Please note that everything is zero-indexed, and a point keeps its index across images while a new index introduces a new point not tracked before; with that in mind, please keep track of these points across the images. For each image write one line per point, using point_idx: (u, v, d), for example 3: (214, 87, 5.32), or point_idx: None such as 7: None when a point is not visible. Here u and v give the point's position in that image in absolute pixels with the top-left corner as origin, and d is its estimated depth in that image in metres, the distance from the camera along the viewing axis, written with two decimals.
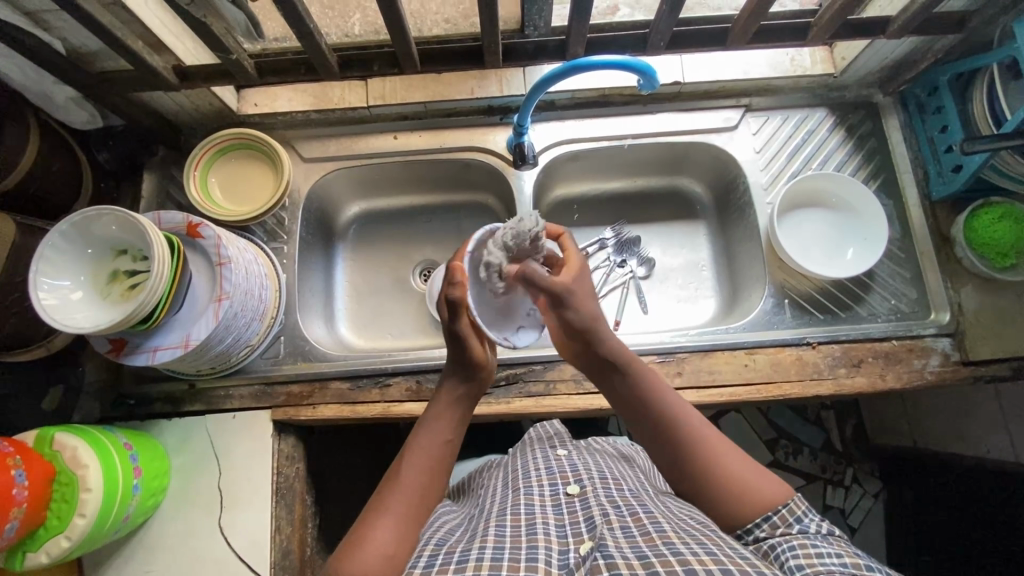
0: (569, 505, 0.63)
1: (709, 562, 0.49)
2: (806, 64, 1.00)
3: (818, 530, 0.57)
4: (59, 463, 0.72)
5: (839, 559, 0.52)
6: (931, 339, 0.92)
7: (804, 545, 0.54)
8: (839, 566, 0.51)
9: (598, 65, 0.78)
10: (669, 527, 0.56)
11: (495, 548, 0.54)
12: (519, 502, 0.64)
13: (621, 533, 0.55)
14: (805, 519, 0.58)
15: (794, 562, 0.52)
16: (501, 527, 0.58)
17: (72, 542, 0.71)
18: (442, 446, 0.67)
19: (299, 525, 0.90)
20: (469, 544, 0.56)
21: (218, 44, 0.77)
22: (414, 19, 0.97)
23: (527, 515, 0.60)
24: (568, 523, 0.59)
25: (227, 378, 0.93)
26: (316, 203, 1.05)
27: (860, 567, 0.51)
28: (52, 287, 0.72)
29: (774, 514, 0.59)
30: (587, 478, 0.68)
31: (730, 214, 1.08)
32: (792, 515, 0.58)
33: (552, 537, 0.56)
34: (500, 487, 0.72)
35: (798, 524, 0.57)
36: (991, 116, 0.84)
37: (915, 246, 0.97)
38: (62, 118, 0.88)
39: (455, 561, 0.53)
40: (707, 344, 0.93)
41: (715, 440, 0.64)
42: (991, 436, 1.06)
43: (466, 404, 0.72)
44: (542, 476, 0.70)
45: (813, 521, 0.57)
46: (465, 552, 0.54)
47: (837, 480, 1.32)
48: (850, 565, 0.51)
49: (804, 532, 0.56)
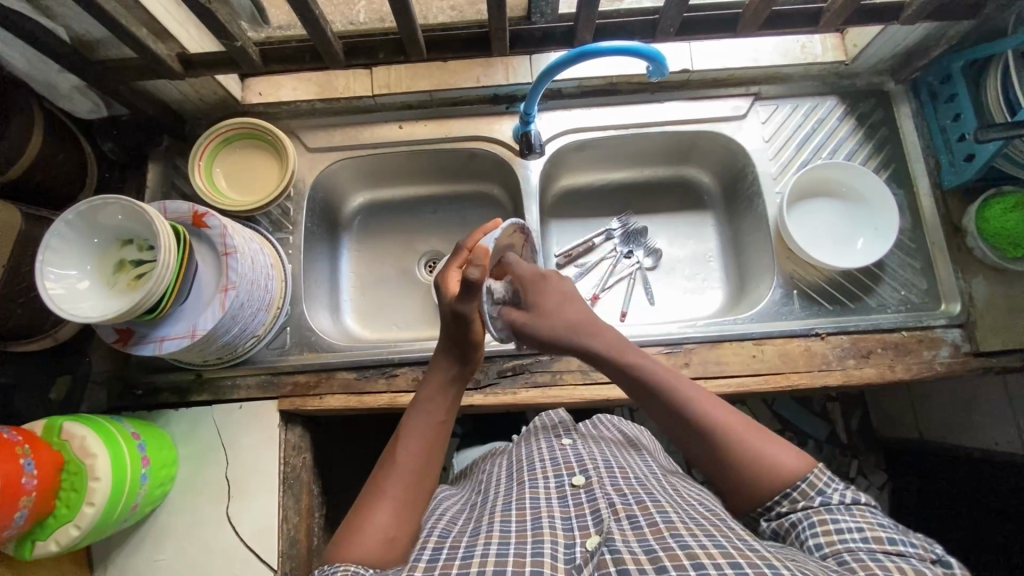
0: (574, 496, 0.62)
1: (717, 556, 0.48)
2: (817, 52, 0.98)
3: (841, 501, 0.56)
4: (68, 453, 0.72)
5: (859, 534, 0.53)
6: (941, 329, 0.92)
7: (824, 523, 0.55)
8: (861, 543, 0.52)
9: (606, 52, 0.77)
10: (676, 517, 0.56)
11: (500, 544, 0.54)
12: (524, 496, 0.63)
13: (628, 523, 0.55)
14: (828, 491, 0.57)
15: (815, 541, 0.54)
16: (507, 524, 0.57)
17: (82, 531, 0.71)
18: (434, 428, 0.68)
19: (306, 515, 0.92)
20: (473, 539, 0.56)
21: (222, 31, 0.76)
22: (418, 7, 0.96)
23: (533, 509, 0.60)
24: (574, 515, 0.59)
25: (233, 368, 0.93)
26: (321, 193, 1.04)
27: (882, 541, 0.52)
28: (58, 277, 0.72)
29: (793, 490, 0.58)
30: (592, 468, 0.67)
31: (738, 204, 1.07)
32: (813, 488, 0.57)
33: (558, 530, 0.56)
34: (504, 478, 0.72)
35: (820, 496, 0.57)
36: (1004, 104, 0.83)
37: (926, 236, 0.96)
38: (66, 108, 0.87)
39: (460, 557, 0.53)
40: (715, 335, 0.92)
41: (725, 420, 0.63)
42: (999, 428, 1.05)
43: (455, 390, 0.72)
44: (547, 466, 0.69)
45: (836, 491, 0.57)
46: (470, 548, 0.54)
47: (842, 471, 1.32)
48: (871, 540, 0.52)
49: (827, 505, 0.56)
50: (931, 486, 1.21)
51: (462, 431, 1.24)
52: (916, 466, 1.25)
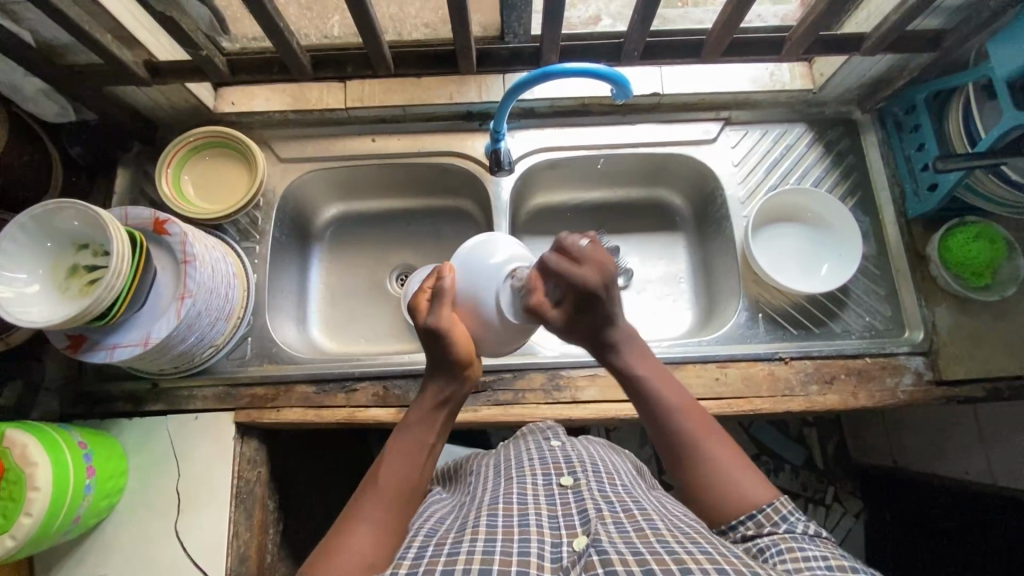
0: (562, 495, 0.62)
1: (704, 561, 0.48)
2: (785, 80, 1.00)
3: (805, 531, 0.58)
4: (9, 461, 0.70)
5: (824, 562, 0.53)
6: (904, 357, 0.92)
7: (791, 549, 0.55)
8: (825, 569, 0.52)
9: (569, 73, 0.77)
10: (662, 525, 0.55)
11: (486, 541, 0.52)
12: (513, 490, 0.63)
13: (615, 528, 0.54)
14: (792, 518, 0.59)
15: (783, 566, 0.54)
16: (494, 517, 0.57)
17: (17, 542, 0.69)
18: (421, 451, 0.66)
19: (259, 531, 0.88)
20: (459, 535, 0.55)
21: (186, 40, 0.76)
22: (392, 22, 0.95)
23: (520, 504, 0.59)
24: (562, 514, 0.58)
25: (191, 378, 0.91)
26: (291, 204, 1.04)
27: (845, 569, 0.52)
28: (8, 280, 0.71)
29: (758, 513, 0.61)
30: (581, 471, 0.67)
31: (709, 227, 1.07)
32: (778, 514, 0.60)
33: (544, 529, 0.55)
34: (492, 475, 0.71)
35: (784, 523, 0.59)
36: (966, 135, 0.84)
37: (890, 263, 0.97)
38: (33, 111, 0.87)
39: (445, 554, 0.52)
40: (678, 357, 0.92)
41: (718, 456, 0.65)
42: (969, 457, 1.05)
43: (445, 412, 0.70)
44: (535, 465, 0.69)
45: (799, 521, 0.59)
46: (456, 544, 0.53)
47: (818, 498, 1.32)
48: (835, 568, 0.52)
49: (792, 533, 0.58)
50: (904, 515, 1.20)
51: None
52: (889, 493, 1.24)
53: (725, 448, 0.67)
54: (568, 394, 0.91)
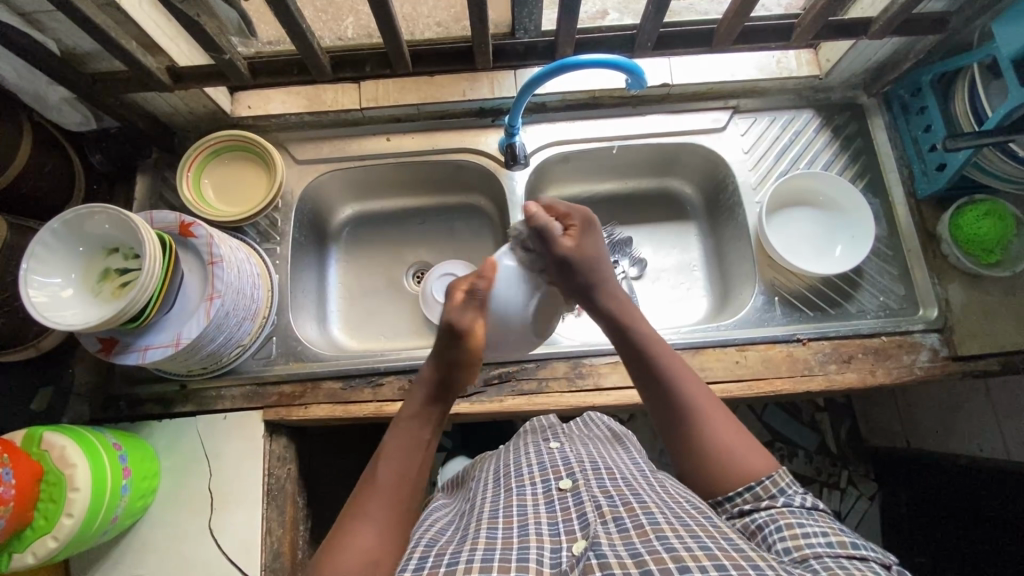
0: (562, 501, 0.62)
1: (703, 557, 0.48)
2: (792, 67, 1.01)
3: (802, 504, 0.60)
4: (47, 463, 0.71)
5: (824, 539, 0.53)
6: (920, 334, 0.93)
7: (790, 525, 0.56)
8: (825, 546, 0.53)
9: (586, 64, 0.79)
10: (661, 518, 0.55)
11: (485, 550, 0.53)
12: (512, 503, 0.63)
13: (613, 526, 0.55)
14: (789, 491, 0.61)
15: (782, 545, 0.55)
16: (493, 530, 0.57)
17: (59, 543, 0.70)
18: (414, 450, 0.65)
19: (291, 529, 0.91)
20: (459, 546, 0.56)
21: (211, 45, 0.77)
22: (406, 23, 0.97)
23: (519, 516, 0.60)
24: (561, 521, 0.58)
25: (218, 379, 0.92)
26: (309, 204, 1.05)
27: (846, 545, 0.53)
28: (42, 284, 0.72)
29: (757, 485, 0.62)
30: (579, 472, 0.67)
31: (721, 214, 1.09)
32: (776, 486, 0.61)
33: (544, 536, 0.56)
34: (492, 484, 0.71)
35: (782, 496, 0.60)
36: (973, 114, 0.86)
37: (902, 243, 0.98)
38: (55, 120, 0.88)
39: (445, 564, 0.53)
40: (698, 342, 0.93)
41: (718, 428, 0.66)
42: (983, 433, 1.06)
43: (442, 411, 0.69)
44: (535, 472, 0.69)
45: (796, 494, 0.61)
46: (456, 555, 0.54)
47: (833, 482, 1.33)
48: (836, 544, 0.53)
49: (790, 507, 0.59)
50: (920, 496, 1.22)
51: (453, 444, 1.24)
52: (905, 474, 1.26)
53: (725, 420, 0.67)
54: (591, 381, 0.93)
